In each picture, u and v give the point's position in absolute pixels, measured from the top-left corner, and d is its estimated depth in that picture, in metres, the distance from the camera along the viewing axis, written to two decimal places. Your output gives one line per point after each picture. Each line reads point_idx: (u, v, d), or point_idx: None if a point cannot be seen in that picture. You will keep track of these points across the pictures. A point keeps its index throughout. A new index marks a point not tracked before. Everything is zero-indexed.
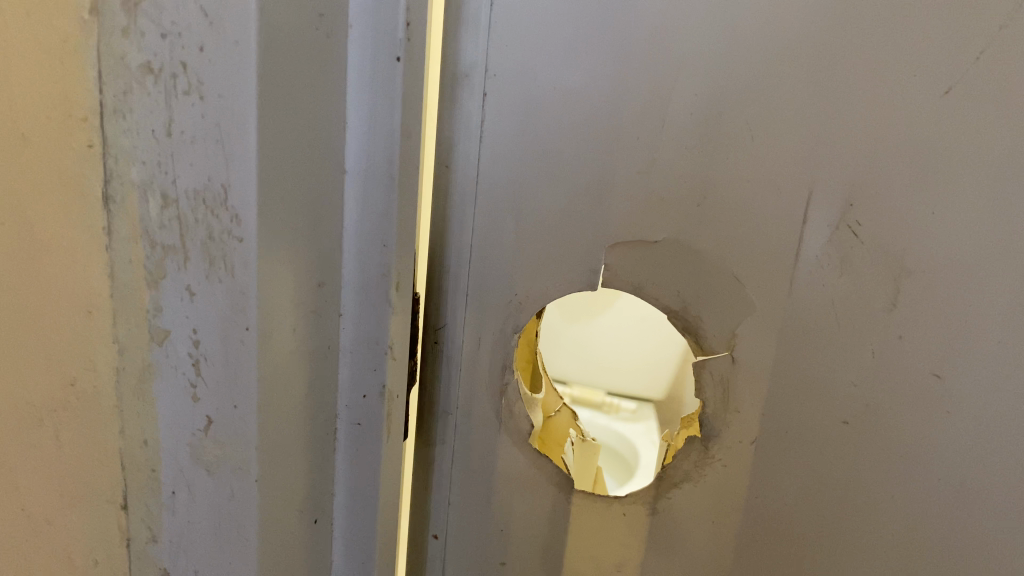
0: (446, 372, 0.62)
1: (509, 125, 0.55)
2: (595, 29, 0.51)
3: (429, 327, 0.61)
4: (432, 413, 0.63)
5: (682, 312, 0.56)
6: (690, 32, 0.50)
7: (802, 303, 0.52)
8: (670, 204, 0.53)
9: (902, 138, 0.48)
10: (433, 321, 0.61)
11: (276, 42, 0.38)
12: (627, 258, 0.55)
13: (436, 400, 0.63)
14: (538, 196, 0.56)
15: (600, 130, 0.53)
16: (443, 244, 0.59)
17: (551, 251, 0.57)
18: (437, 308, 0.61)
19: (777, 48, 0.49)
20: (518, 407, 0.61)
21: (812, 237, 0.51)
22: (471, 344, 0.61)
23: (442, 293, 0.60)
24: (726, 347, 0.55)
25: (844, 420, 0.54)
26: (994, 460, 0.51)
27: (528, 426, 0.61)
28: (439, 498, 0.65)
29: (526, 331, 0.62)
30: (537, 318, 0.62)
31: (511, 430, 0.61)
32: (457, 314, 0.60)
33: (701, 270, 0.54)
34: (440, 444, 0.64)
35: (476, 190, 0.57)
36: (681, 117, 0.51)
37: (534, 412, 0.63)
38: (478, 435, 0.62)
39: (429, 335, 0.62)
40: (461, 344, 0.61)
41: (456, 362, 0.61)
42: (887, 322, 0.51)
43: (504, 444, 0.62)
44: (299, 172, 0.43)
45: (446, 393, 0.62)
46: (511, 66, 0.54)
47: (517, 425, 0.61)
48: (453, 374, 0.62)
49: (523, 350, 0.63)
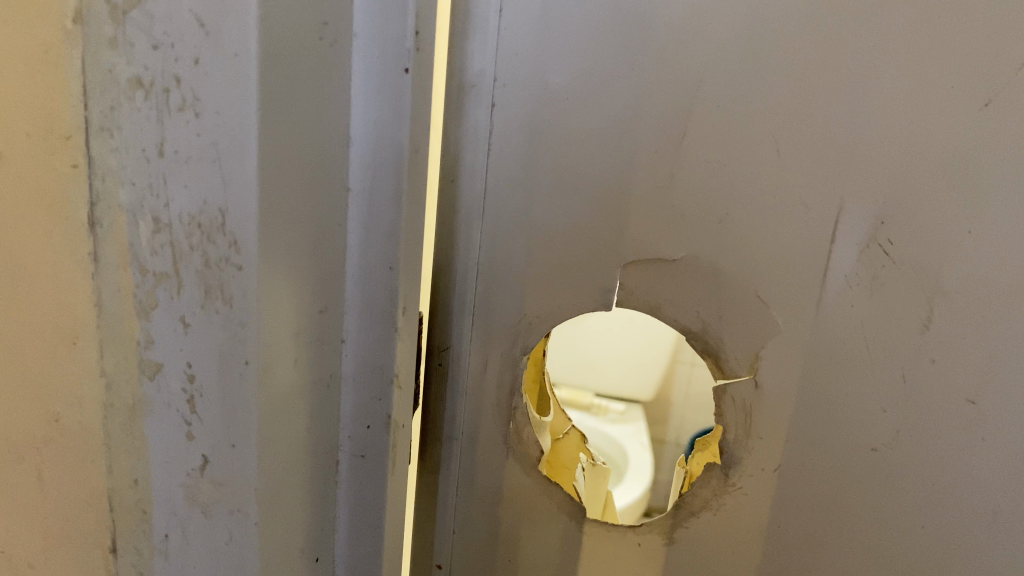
0: (452, 395, 0.59)
1: (519, 138, 0.52)
2: (613, 36, 0.48)
3: (433, 348, 0.58)
4: (435, 438, 0.60)
5: (702, 334, 0.53)
6: (713, 39, 0.47)
7: (829, 325, 0.50)
8: (690, 220, 0.50)
9: (938, 153, 0.46)
10: (437, 342, 0.58)
11: (276, 54, 0.35)
12: (644, 277, 0.53)
13: (440, 425, 0.60)
14: (550, 212, 0.53)
15: (617, 142, 0.50)
16: (448, 262, 0.56)
17: (564, 269, 0.54)
18: (440, 329, 0.58)
19: (807, 56, 0.46)
20: (527, 432, 0.58)
21: (840, 256, 0.49)
22: (478, 367, 0.57)
23: (447, 313, 0.57)
24: (748, 370, 0.52)
25: (873, 446, 0.51)
26: None
27: (538, 452, 0.58)
28: (444, 527, 0.62)
29: (535, 351, 0.59)
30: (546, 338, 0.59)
31: (520, 456, 0.58)
32: (462, 336, 0.57)
33: (723, 290, 0.51)
34: (445, 470, 0.61)
35: (484, 205, 0.54)
36: (702, 130, 0.48)
37: (543, 436, 0.60)
38: (485, 460, 0.59)
39: (433, 357, 0.58)
40: (467, 366, 0.58)
41: (462, 385, 0.58)
42: (920, 345, 0.49)
43: (513, 471, 0.59)
44: (302, 192, 0.39)
45: (451, 418, 0.59)
46: (522, 75, 0.51)
47: (526, 451, 0.58)
48: (459, 397, 0.59)
49: (529, 371, 0.60)
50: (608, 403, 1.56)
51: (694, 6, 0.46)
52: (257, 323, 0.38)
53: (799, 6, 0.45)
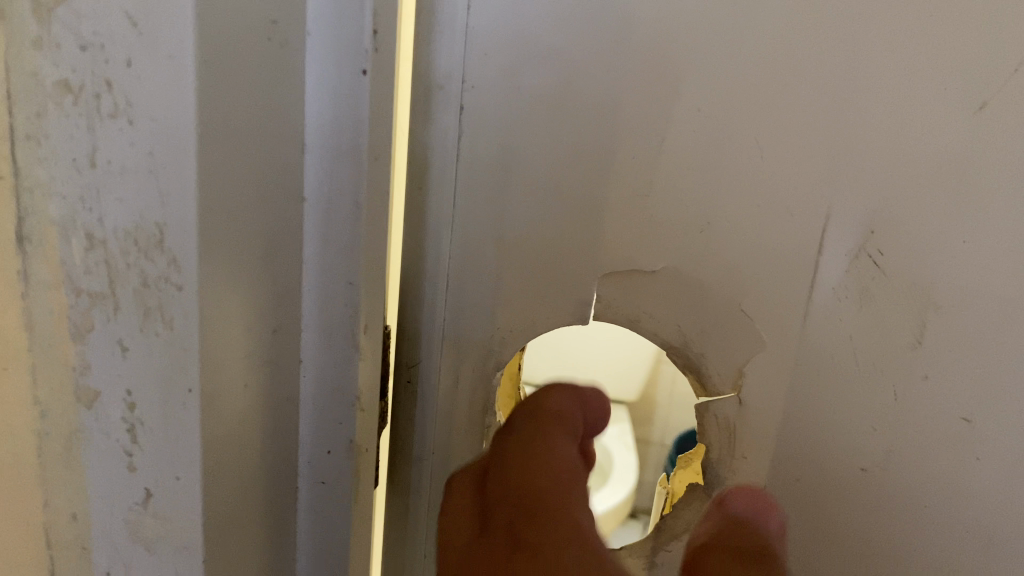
0: (421, 414, 0.56)
1: (489, 144, 0.49)
2: (589, 34, 0.45)
3: (402, 365, 0.55)
4: (405, 459, 0.57)
5: (683, 349, 0.50)
6: (694, 39, 0.44)
7: (817, 340, 0.47)
8: (670, 230, 0.48)
9: (929, 158, 0.44)
10: (405, 359, 0.54)
11: (213, 55, 0.32)
12: (621, 290, 0.50)
13: (410, 445, 0.57)
14: (523, 222, 0.50)
15: (593, 146, 0.47)
16: (416, 275, 0.53)
17: (537, 282, 0.51)
18: (408, 344, 0.54)
19: (794, 55, 0.43)
20: None
21: (827, 267, 0.46)
22: (448, 383, 0.54)
23: (415, 328, 0.54)
24: (732, 387, 0.50)
25: (862, 466, 0.49)
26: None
27: None
28: (414, 551, 0.59)
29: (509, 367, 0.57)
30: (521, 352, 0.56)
31: None
32: (432, 351, 0.54)
33: (704, 303, 0.49)
34: (415, 492, 0.58)
35: (452, 215, 0.51)
36: (682, 134, 0.46)
37: None
38: None
39: (401, 374, 0.55)
40: (437, 383, 0.55)
41: (432, 403, 0.55)
42: (912, 360, 0.46)
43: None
44: (250, 206, 0.36)
45: (420, 437, 0.56)
46: (491, 77, 0.47)
47: None
48: (429, 416, 0.55)
49: (504, 387, 0.57)
50: None
51: (673, 4, 0.44)
52: (206, 345, 0.35)
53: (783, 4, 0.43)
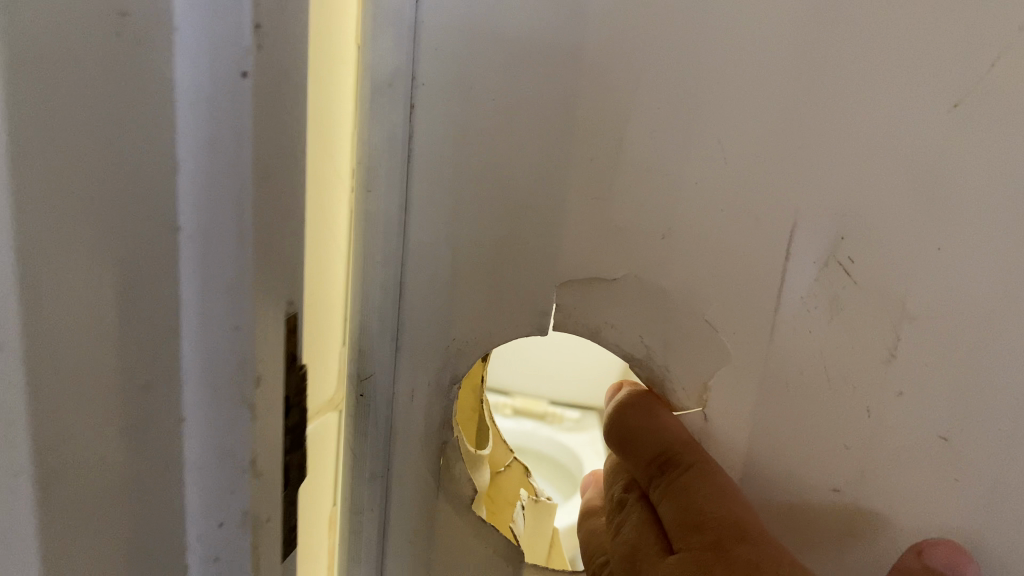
0: (375, 430, 0.52)
1: (441, 145, 0.46)
2: (545, 27, 0.42)
3: (354, 377, 0.52)
4: (356, 476, 0.54)
5: (646, 362, 0.47)
6: (652, 34, 0.41)
7: (785, 352, 0.45)
8: (631, 237, 0.45)
9: (901, 161, 0.41)
10: (358, 370, 0.51)
11: (41, 63, 0.26)
12: (583, 298, 0.47)
13: (362, 462, 0.53)
14: (477, 228, 0.47)
15: (550, 148, 0.44)
16: (364, 283, 0.50)
17: (494, 291, 0.48)
18: (359, 355, 0.51)
19: (760, 49, 0.41)
20: (460, 470, 0.52)
21: (795, 275, 0.43)
22: (405, 399, 0.51)
23: (364, 340, 0.51)
24: (698, 402, 0.47)
25: (834, 487, 0.46)
26: (1004, 531, 0.45)
27: (472, 490, 0.52)
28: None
29: (469, 379, 0.54)
30: (480, 363, 0.54)
31: (450, 495, 0.52)
32: (382, 365, 0.51)
33: (668, 312, 0.46)
34: (369, 511, 0.54)
35: (403, 219, 0.48)
36: (641, 135, 0.43)
37: (479, 472, 0.55)
38: (414, 500, 0.53)
39: (353, 387, 0.52)
40: (396, 400, 0.51)
41: (386, 418, 0.52)
42: (885, 374, 0.44)
43: (443, 515, 0.53)
44: (137, 248, 0.30)
45: (375, 454, 0.53)
46: (442, 74, 0.45)
47: (458, 491, 0.52)
48: (383, 432, 0.52)
49: (461, 400, 0.54)
50: (563, 411, 1.44)
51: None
52: (50, 418, 0.29)
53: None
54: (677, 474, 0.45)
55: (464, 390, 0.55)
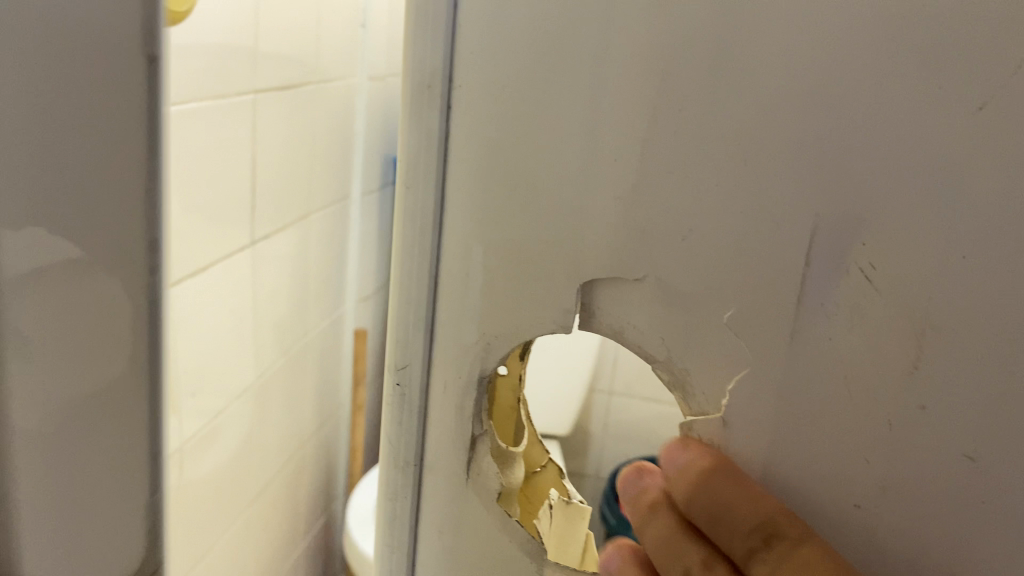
0: (409, 420, 0.54)
1: (476, 143, 0.47)
2: (576, 30, 0.44)
3: (391, 366, 0.53)
4: (389, 464, 0.55)
5: (667, 364, 0.47)
6: (675, 35, 0.42)
7: (803, 358, 0.44)
8: (651, 236, 0.45)
9: (926, 164, 0.40)
10: (394, 361, 0.53)
11: None
12: (608, 297, 0.48)
13: (397, 451, 0.55)
14: (506, 223, 0.48)
15: (576, 150, 0.45)
16: (401, 278, 0.52)
17: (521, 286, 0.49)
18: (396, 346, 0.53)
19: (786, 50, 0.41)
20: (485, 463, 0.53)
21: (812, 280, 0.43)
22: (437, 390, 0.53)
23: (399, 331, 0.52)
24: (717, 407, 0.47)
25: (855, 502, 0.45)
26: None
27: (496, 484, 0.53)
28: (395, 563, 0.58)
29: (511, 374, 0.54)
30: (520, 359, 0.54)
31: (477, 487, 0.54)
32: (416, 355, 0.52)
33: (688, 313, 0.46)
34: (404, 500, 0.56)
35: (437, 212, 0.49)
36: (662, 136, 0.44)
37: (510, 468, 0.56)
38: (446, 491, 0.54)
39: (391, 376, 0.54)
40: (430, 390, 0.53)
41: (421, 409, 0.53)
42: (906, 385, 0.43)
43: (470, 505, 0.54)
44: None
45: (410, 443, 0.54)
46: (478, 75, 0.46)
47: (484, 483, 0.53)
48: (418, 422, 0.54)
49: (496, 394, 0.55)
50: None
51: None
52: None
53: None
54: (789, 549, 0.43)
55: (501, 389, 0.56)
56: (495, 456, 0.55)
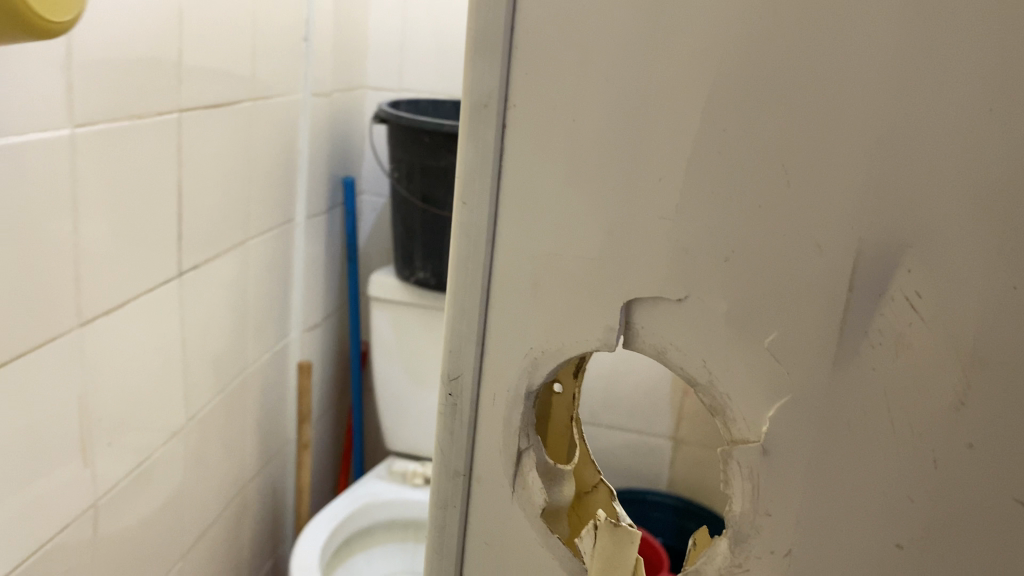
0: (461, 431, 0.54)
1: (533, 163, 0.48)
2: (640, 55, 0.44)
3: (443, 377, 0.53)
4: (438, 471, 0.55)
5: (708, 389, 0.47)
6: (733, 61, 0.42)
7: (849, 388, 0.44)
8: (697, 257, 0.46)
9: (977, 197, 0.40)
10: (445, 371, 0.53)
11: None
12: (653, 316, 0.48)
13: (446, 460, 0.55)
14: (558, 243, 0.48)
15: (633, 173, 0.46)
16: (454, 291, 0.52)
17: (570, 305, 0.49)
18: (448, 355, 0.53)
19: (849, 84, 0.41)
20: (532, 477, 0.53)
21: (857, 310, 0.43)
22: (487, 402, 0.53)
23: (452, 340, 0.52)
24: (757, 435, 0.47)
25: (899, 543, 0.45)
26: None
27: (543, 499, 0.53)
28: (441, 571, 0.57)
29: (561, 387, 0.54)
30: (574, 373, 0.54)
31: (523, 501, 0.54)
32: (467, 366, 0.52)
33: (733, 338, 0.46)
34: (449, 511, 0.56)
35: (490, 228, 0.50)
36: (716, 162, 0.44)
37: (557, 486, 0.55)
38: (489, 508, 0.55)
39: (443, 386, 0.54)
40: (480, 401, 0.53)
41: (472, 421, 0.53)
42: (952, 423, 0.43)
43: (515, 519, 0.54)
44: None
45: (458, 453, 0.54)
46: (537, 95, 0.47)
47: (530, 497, 0.53)
48: (468, 433, 0.54)
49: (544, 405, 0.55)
50: None
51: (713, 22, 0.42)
52: None
53: (823, 26, 0.41)
54: None
55: (556, 406, 0.56)
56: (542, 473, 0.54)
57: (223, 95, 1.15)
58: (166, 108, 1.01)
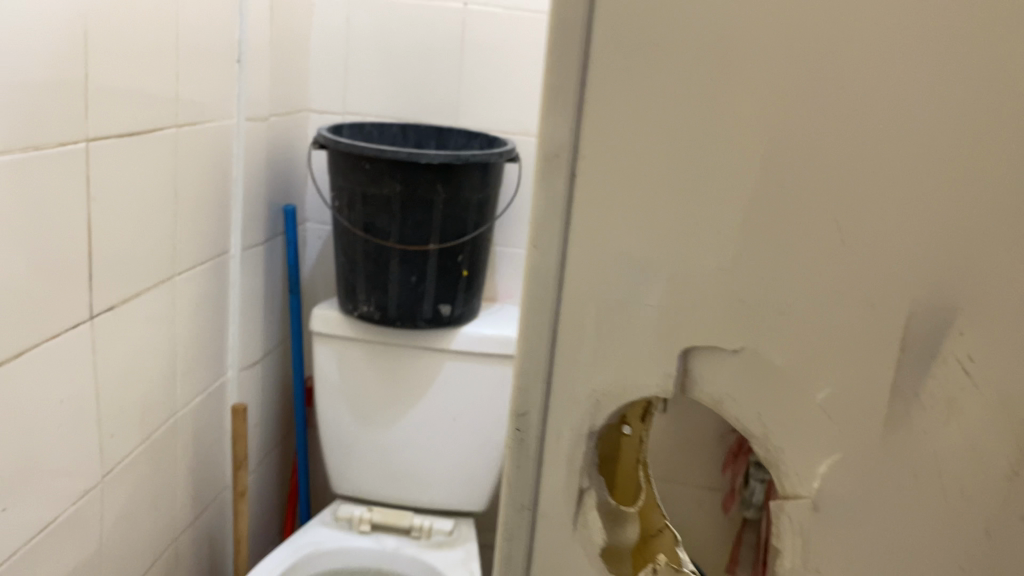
0: (528, 468, 0.53)
1: (606, 212, 0.48)
2: (720, 114, 0.45)
3: (510, 412, 0.53)
4: (504, 506, 0.54)
5: (763, 442, 0.49)
6: (816, 133, 0.44)
7: (906, 447, 0.46)
8: (762, 315, 0.47)
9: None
10: (514, 406, 0.52)
11: None
12: (717, 368, 0.49)
13: (511, 497, 0.54)
14: (625, 290, 0.48)
15: (709, 228, 0.47)
16: (519, 333, 0.51)
17: (631, 352, 0.49)
18: (515, 392, 0.52)
19: (918, 161, 0.43)
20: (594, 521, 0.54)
21: (909, 376, 0.46)
22: (550, 445, 0.52)
23: (519, 377, 0.51)
24: (811, 490, 0.48)
25: None
26: None
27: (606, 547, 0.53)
28: None
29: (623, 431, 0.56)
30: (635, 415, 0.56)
31: (585, 545, 0.54)
32: (534, 404, 0.52)
33: (795, 397, 0.47)
34: (508, 548, 0.55)
35: (558, 273, 0.49)
36: (793, 227, 0.46)
37: (621, 527, 0.56)
38: (544, 551, 0.55)
39: (510, 421, 0.53)
40: (545, 441, 0.52)
41: (536, 462, 0.53)
42: (1006, 489, 0.46)
43: (573, 559, 0.54)
44: None
45: (523, 491, 0.54)
46: (613, 145, 0.46)
47: (592, 540, 0.54)
48: (534, 470, 0.53)
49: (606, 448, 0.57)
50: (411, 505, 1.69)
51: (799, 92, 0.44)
52: None
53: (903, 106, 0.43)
54: None
55: (623, 444, 0.57)
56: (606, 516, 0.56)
57: (139, 125, 1.14)
58: (72, 137, 0.99)
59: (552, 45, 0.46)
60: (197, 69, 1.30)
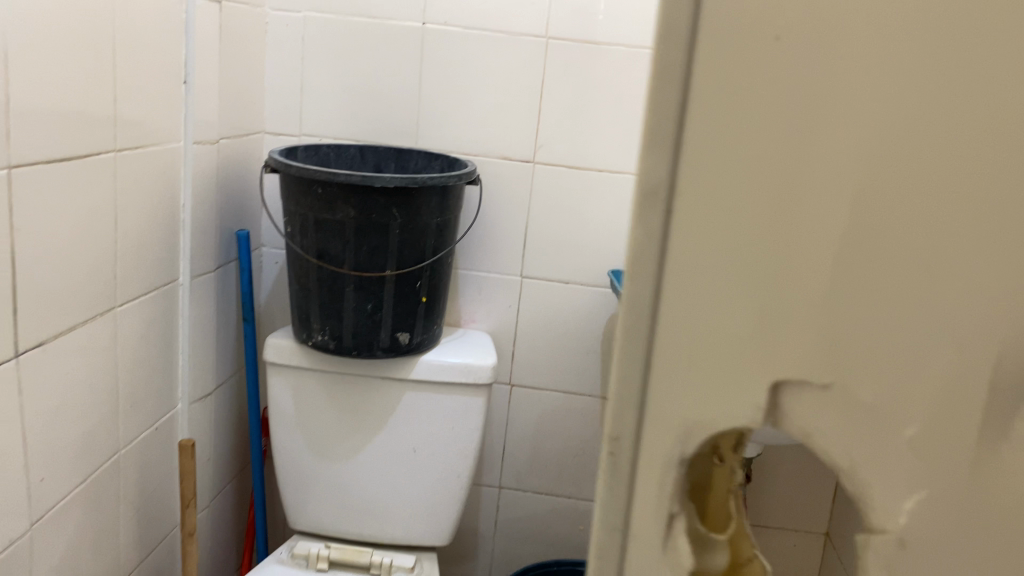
0: (618, 490, 0.55)
1: (701, 248, 0.48)
2: (814, 156, 0.45)
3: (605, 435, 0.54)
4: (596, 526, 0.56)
5: (851, 476, 0.49)
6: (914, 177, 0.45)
7: (992, 482, 0.47)
8: (854, 353, 0.48)
9: None
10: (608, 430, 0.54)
11: None
12: (808, 403, 0.49)
13: (601, 517, 0.56)
14: (718, 327, 0.49)
15: (802, 268, 0.47)
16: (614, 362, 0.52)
17: (722, 387, 0.50)
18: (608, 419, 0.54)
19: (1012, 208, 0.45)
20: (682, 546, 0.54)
21: (998, 415, 0.47)
22: (638, 471, 0.53)
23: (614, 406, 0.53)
24: (897, 524, 0.49)
25: None
26: None
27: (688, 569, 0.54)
28: None
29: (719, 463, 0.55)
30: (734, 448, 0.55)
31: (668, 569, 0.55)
32: (627, 429, 0.53)
33: (886, 434, 0.48)
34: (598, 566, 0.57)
35: (653, 303, 0.50)
36: (888, 268, 0.46)
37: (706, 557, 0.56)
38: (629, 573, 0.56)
39: (605, 443, 0.54)
40: (635, 468, 0.54)
41: (627, 485, 0.54)
42: None
43: None
44: None
45: (612, 512, 0.55)
46: (710, 184, 0.47)
47: (676, 563, 0.54)
48: (623, 492, 0.55)
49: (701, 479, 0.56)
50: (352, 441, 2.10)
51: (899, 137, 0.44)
52: None
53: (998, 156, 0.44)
54: None
55: (716, 475, 0.56)
56: (694, 541, 0.56)
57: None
58: None
59: (651, 91, 0.47)
60: (42, 67, 1.34)
